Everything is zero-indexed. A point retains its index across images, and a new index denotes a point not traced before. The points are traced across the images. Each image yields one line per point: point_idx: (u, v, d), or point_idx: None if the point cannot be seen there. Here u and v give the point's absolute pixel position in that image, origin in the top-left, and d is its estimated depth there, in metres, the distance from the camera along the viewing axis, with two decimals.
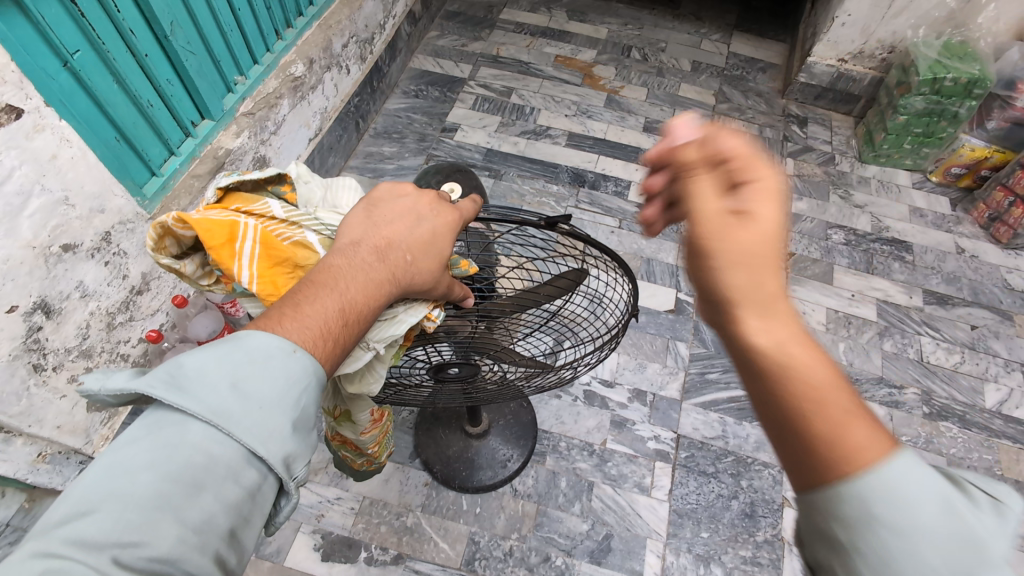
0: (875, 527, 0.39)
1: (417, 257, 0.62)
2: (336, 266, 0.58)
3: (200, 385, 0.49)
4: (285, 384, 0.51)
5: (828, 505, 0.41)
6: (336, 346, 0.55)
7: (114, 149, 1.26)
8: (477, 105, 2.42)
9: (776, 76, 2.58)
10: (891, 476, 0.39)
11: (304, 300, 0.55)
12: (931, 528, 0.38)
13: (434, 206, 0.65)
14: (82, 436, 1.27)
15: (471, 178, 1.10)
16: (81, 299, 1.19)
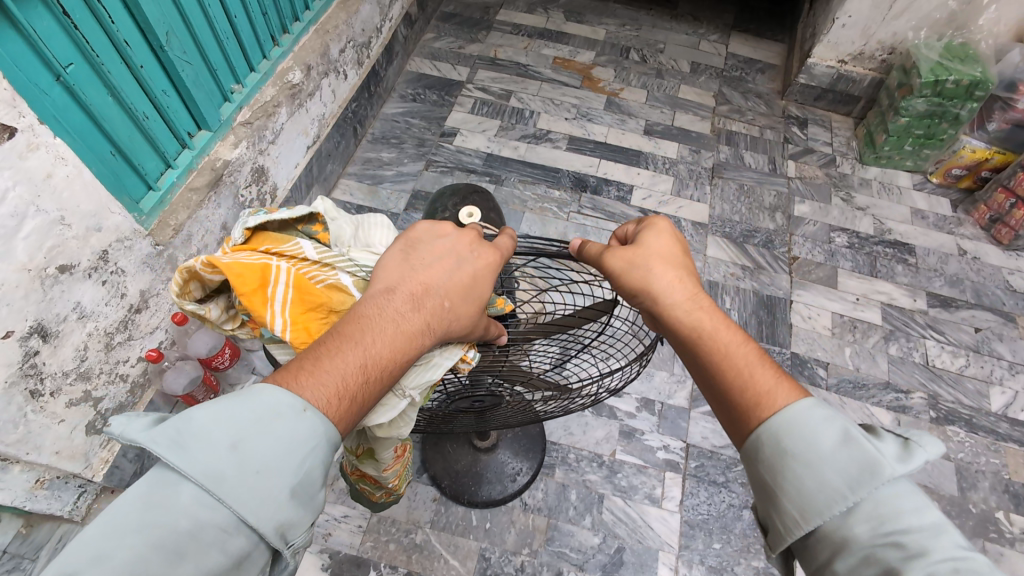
0: (791, 460, 0.57)
1: (453, 303, 0.63)
2: (367, 316, 0.58)
3: (199, 444, 0.48)
4: (287, 448, 0.50)
5: (758, 450, 0.59)
6: (355, 402, 0.55)
7: (109, 164, 1.22)
8: (476, 109, 2.39)
9: (775, 77, 2.58)
10: (793, 419, 0.58)
11: (327, 354, 0.55)
12: (831, 455, 0.55)
13: (474, 249, 0.66)
14: (81, 461, 1.23)
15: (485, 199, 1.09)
16: (79, 320, 1.15)
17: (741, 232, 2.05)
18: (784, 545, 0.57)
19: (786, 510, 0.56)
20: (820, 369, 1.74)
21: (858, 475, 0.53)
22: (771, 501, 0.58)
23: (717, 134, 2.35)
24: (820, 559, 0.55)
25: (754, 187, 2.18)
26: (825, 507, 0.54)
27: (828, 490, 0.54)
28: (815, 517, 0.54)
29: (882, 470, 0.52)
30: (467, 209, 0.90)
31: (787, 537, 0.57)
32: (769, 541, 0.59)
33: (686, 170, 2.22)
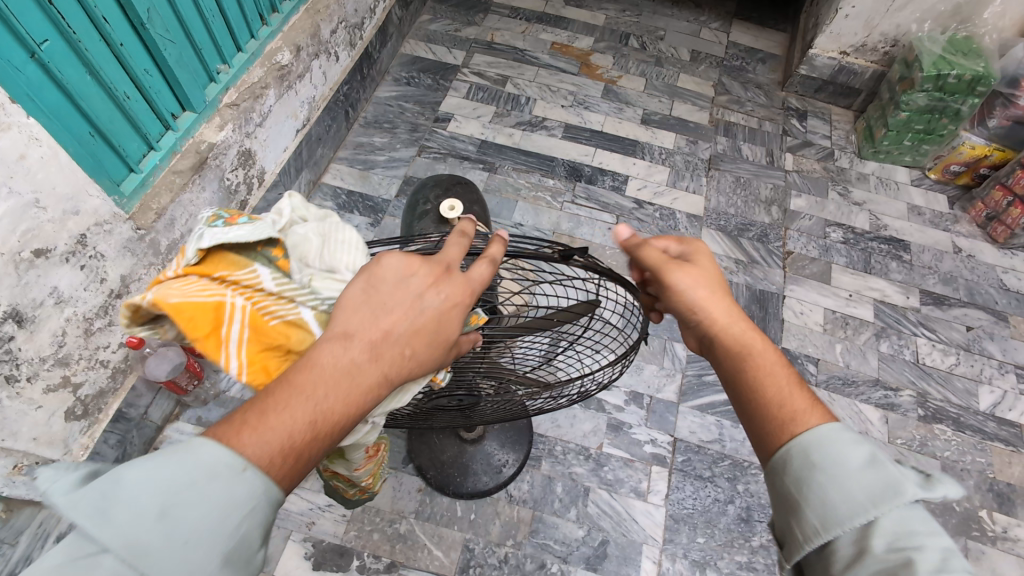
0: (818, 471, 0.56)
1: (416, 350, 0.61)
2: (319, 367, 0.56)
3: (123, 513, 0.47)
4: (222, 515, 0.49)
5: (783, 464, 0.59)
6: (299, 462, 0.54)
7: (88, 145, 1.18)
8: (471, 94, 2.34)
9: (776, 67, 2.53)
10: (823, 436, 0.58)
11: (271, 412, 0.54)
12: (858, 471, 0.54)
13: (441, 290, 0.63)
14: (61, 447, 1.22)
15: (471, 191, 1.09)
16: (56, 305, 1.13)
17: (735, 225, 2.03)
18: (799, 554, 0.56)
19: (806, 517, 0.55)
20: (810, 365, 1.73)
21: (887, 492, 0.52)
22: (792, 512, 0.57)
23: (715, 125, 2.31)
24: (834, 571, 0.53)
25: (750, 180, 2.16)
26: (847, 517, 0.53)
27: (851, 501, 0.53)
28: (836, 527, 0.53)
29: (910, 490, 0.52)
30: (449, 202, 0.93)
31: (805, 546, 0.55)
32: (784, 553, 0.58)
33: (683, 161, 2.19)
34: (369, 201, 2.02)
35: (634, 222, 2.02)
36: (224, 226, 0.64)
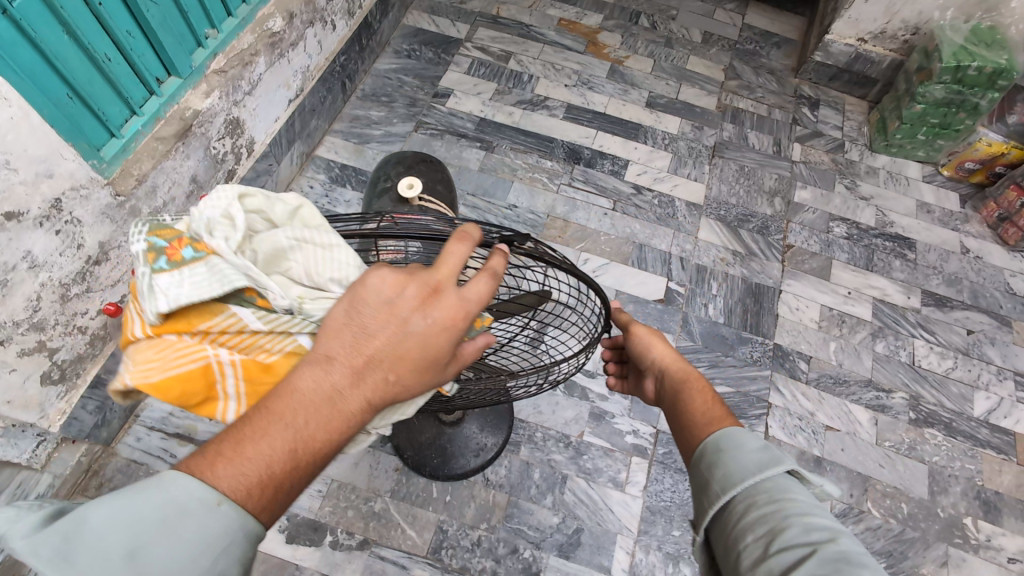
0: (720, 450, 0.67)
1: (402, 375, 0.59)
2: (298, 393, 0.55)
3: (93, 556, 0.48)
4: (191, 554, 0.50)
5: (702, 455, 0.69)
6: (279, 489, 0.54)
7: (64, 108, 1.15)
8: (473, 69, 2.28)
9: (790, 53, 2.44)
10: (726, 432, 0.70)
11: (249, 440, 0.53)
12: (753, 451, 0.65)
13: (428, 313, 0.58)
14: (36, 411, 1.23)
15: (435, 166, 1.19)
16: (30, 270, 1.11)
17: (736, 215, 1.98)
18: (706, 518, 0.64)
19: (712, 491, 0.64)
20: (802, 363, 1.69)
21: (770, 462, 0.63)
22: (702, 488, 0.66)
23: (723, 111, 2.24)
24: (729, 528, 0.62)
25: (755, 170, 2.09)
26: (741, 487, 0.63)
27: (745, 469, 0.64)
28: (733, 490, 0.63)
29: (788, 461, 0.63)
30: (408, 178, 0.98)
31: (710, 510, 0.64)
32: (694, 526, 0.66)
33: (686, 148, 2.13)
34: (362, 176, 1.98)
35: (631, 208, 1.97)
36: (174, 274, 0.56)
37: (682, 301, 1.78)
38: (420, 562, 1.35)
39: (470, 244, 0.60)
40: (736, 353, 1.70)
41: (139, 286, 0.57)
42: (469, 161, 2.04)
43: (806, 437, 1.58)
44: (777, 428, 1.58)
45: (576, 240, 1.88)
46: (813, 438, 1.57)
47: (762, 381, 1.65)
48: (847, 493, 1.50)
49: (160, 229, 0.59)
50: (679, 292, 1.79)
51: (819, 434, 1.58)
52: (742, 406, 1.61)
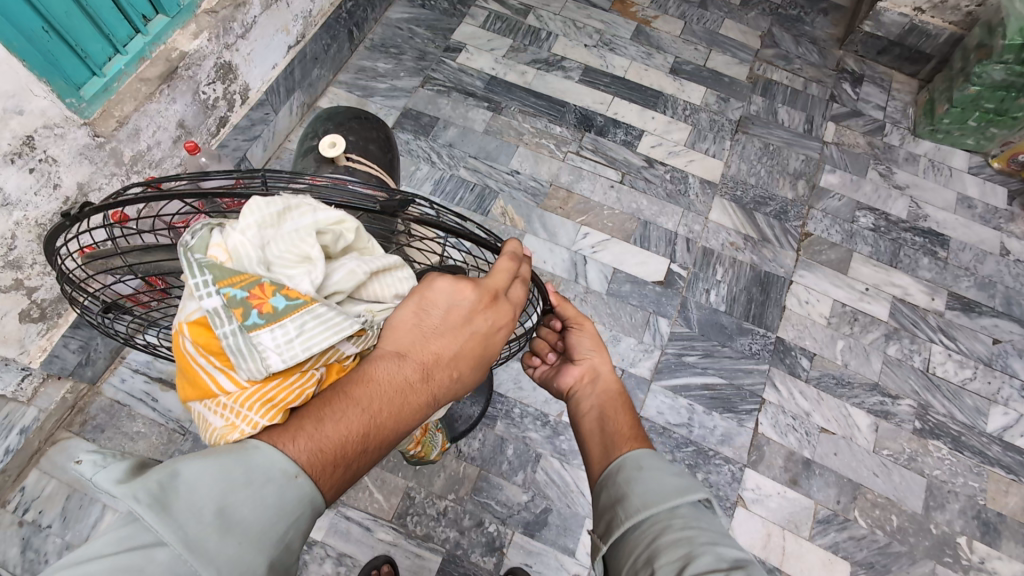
0: (641, 469, 0.69)
1: (462, 371, 0.64)
2: (375, 380, 0.58)
3: (188, 503, 0.47)
4: (273, 517, 0.50)
5: (620, 468, 0.70)
6: (348, 467, 0.55)
7: (40, 42, 1.09)
8: (488, 23, 2.15)
9: (838, 21, 2.22)
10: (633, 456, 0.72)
11: (329, 416, 0.55)
12: (673, 476, 0.67)
13: (490, 314, 0.64)
14: (15, 346, 1.26)
15: (371, 125, 1.16)
16: (2, 207, 1.10)
17: (753, 198, 1.85)
18: (618, 530, 0.64)
19: (630, 506, 0.65)
20: (804, 359, 1.60)
21: (686, 486, 0.65)
22: (621, 501, 0.66)
23: (754, 82, 2.07)
24: (640, 545, 0.61)
25: (780, 148, 1.94)
26: (657, 506, 0.63)
27: (664, 490, 0.65)
28: (650, 508, 0.63)
29: (704, 490, 0.65)
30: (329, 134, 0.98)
31: (623, 524, 0.64)
32: (603, 536, 0.65)
33: (707, 121, 1.98)
34: None
35: (640, 182, 1.86)
36: (270, 324, 0.54)
37: (682, 285, 1.69)
38: (384, 526, 1.35)
39: (520, 261, 0.68)
40: (734, 344, 1.61)
41: (229, 347, 0.54)
42: (475, 122, 1.95)
43: (797, 438, 1.50)
44: (768, 426, 1.50)
45: (578, 213, 1.79)
46: (805, 439, 1.49)
47: (758, 375, 1.57)
48: (833, 500, 1.43)
49: (229, 277, 0.55)
50: (680, 275, 1.70)
51: (812, 436, 1.50)
52: (733, 400, 1.53)
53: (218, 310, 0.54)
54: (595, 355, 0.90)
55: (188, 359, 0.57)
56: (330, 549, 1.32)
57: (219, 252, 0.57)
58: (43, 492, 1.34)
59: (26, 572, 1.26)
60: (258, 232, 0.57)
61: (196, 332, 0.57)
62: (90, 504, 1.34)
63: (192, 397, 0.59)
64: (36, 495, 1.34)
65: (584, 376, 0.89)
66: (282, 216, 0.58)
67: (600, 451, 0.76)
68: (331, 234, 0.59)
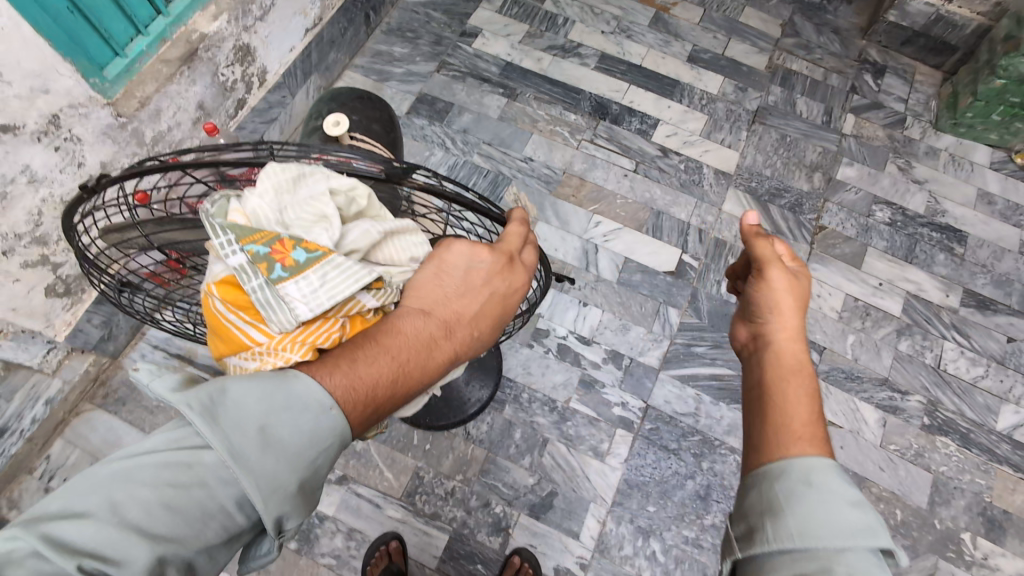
0: (810, 487, 0.64)
1: (481, 331, 0.70)
2: (403, 330, 0.64)
3: (234, 419, 0.54)
4: (308, 441, 0.56)
5: (785, 473, 0.67)
6: (375, 409, 0.61)
7: (64, 21, 1.11)
8: (505, 8, 2.14)
9: (862, 10, 2.18)
10: (810, 465, 0.67)
11: (363, 359, 0.61)
12: (843, 509, 0.62)
13: (507, 277, 0.69)
14: (42, 319, 1.29)
15: (375, 106, 1.19)
16: (30, 184, 1.13)
17: (768, 189, 1.83)
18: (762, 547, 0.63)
19: (785, 524, 0.62)
20: (813, 353, 1.59)
21: (868, 529, 0.60)
22: (772, 514, 0.64)
23: (773, 72, 2.04)
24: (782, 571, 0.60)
25: (798, 140, 1.92)
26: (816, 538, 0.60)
27: (829, 525, 0.60)
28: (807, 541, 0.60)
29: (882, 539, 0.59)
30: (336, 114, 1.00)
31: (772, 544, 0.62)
32: (742, 541, 0.65)
33: (724, 110, 1.97)
34: None
35: (654, 172, 1.85)
36: (295, 276, 0.57)
37: (694, 276, 1.69)
38: (394, 503, 1.39)
39: (528, 226, 0.73)
40: None
41: (258, 299, 0.57)
42: (490, 108, 1.95)
43: None
44: None
45: (591, 202, 1.79)
46: None
47: None
48: None
49: (251, 235, 0.57)
50: (692, 266, 1.70)
51: None
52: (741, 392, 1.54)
53: (244, 267, 0.57)
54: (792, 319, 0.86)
55: (218, 317, 0.62)
56: (341, 524, 1.36)
57: (239, 217, 0.58)
58: (68, 461, 1.39)
59: None
60: (274, 195, 0.59)
61: (225, 291, 0.60)
62: None
63: (226, 352, 0.64)
64: (60, 463, 1.39)
65: (754, 340, 0.87)
66: (297, 179, 0.61)
67: (764, 433, 0.73)
68: (343, 195, 0.62)
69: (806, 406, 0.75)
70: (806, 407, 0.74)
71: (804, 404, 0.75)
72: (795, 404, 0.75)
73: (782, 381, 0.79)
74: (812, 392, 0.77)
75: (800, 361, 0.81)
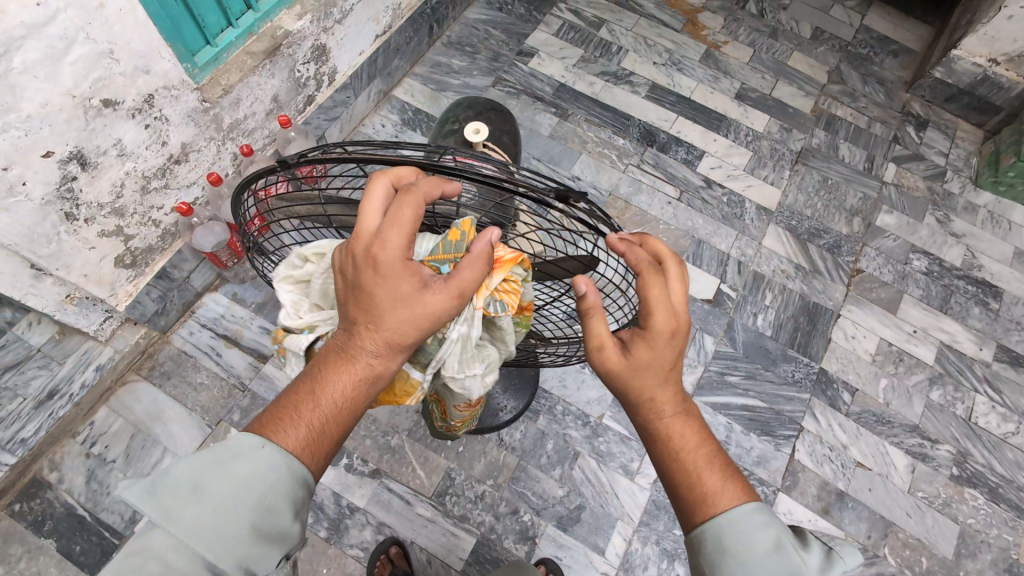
0: (731, 550, 0.68)
1: (383, 325, 0.65)
2: (316, 357, 0.68)
3: (172, 492, 0.58)
4: (246, 484, 0.60)
5: (704, 542, 0.70)
6: (312, 428, 0.66)
7: (169, 8, 1.17)
8: (562, 32, 2.21)
9: (907, 65, 2.24)
10: (732, 523, 0.69)
11: (288, 396, 0.67)
12: (768, 556, 0.66)
13: (366, 264, 0.63)
14: (108, 288, 1.33)
15: (504, 118, 1.23)
16: (118, 157, 1.18)
17: (808, 229, 1.87)
18: None
19: None
20: (845, 394, 1.61)
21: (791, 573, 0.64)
22: None
23: (817, 115, 2.10)
24: None
25: (838, 184, 1.96)
26: None
27: None
28: None
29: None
30: (476, 122, 1.02)
31: None
32: None
33: (769, 149, 2.02)
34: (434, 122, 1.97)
35: (697, 202, 1.89)
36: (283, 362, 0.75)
37: (731, 306, 1.72)
38: (424, 501, 1.41)
39: (377, 184, 0.62)
40: (777, 370, 1.64)
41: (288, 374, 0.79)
42: (541, 126, 2.01)
43: (833, 469, 1.51)
44: (804, 453, 1.52)
45: (635, 224, 1.83)
46: (840, 471, 1.51)
47: (798, 403, 1.59)
48: (864, 534, 1.44)
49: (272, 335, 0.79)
50: (729, 296, 1.73)
51: (848, 468, 1.51)
52: (771, 424, 1.55)
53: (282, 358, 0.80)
54: (649, 372, 0.74)
55: None
56: (371, 517, 1.38)
57: None
58: (111, 429, 1.42)
59: (91, 500, 1.35)
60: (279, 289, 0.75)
61: None
62: (153, 446, 1.41)
63: None
64: (103, 430, 1.42)
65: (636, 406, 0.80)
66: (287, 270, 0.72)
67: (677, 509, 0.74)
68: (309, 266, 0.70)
69: (699, 471, 0.74)
70: (701, 472, 0.74)
71: (700, 471, 0.74)
72: (695, 470, 0.74)
73: (672, 457, 0.75)
74: (692, 449, 0.76)
75: (674, 419, 0.77)
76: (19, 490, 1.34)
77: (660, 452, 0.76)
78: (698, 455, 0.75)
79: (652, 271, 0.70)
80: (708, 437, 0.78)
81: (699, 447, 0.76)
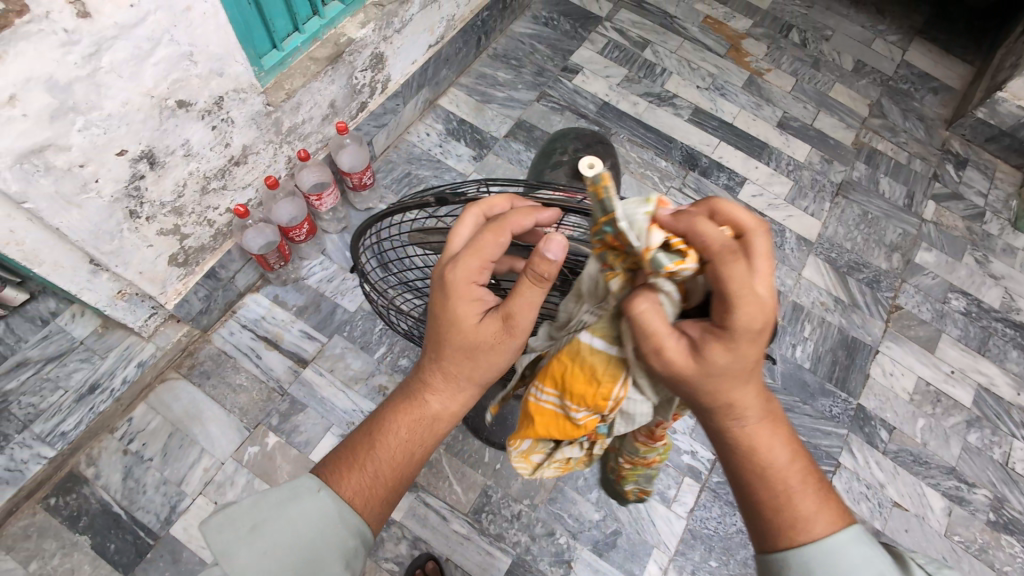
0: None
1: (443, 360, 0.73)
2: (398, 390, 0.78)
3: (234, 526, 0.67)
4: (293, 524, 0.67)
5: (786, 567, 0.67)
6: (368, 461, 0.73)
7: (241, 10, 1.18)
8: (607, 51, 2.22)
9: (947, 102, 2.25)
10: (821, 553, 0.66)
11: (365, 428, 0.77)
12: None
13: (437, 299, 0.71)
14: (159, 286, 1.32)
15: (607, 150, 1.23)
16: (184, 157, 1.18)
17: (847, 262, 1.87)
18: None
19: None
20: (883, 431, 1.60)
21: None
22: None
23: (858, 149, 2.10)
24: None
25: (878, 219, 1.96)
26: None
27: None
28: None
29: None
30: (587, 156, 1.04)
31: None
32: None
33: (809, 179, 2.02)
34: (478, 134, 1.97)
35: None
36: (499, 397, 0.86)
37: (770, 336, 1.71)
38: (460, 518, 1.40)
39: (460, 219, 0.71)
40: (814, 404, 1.63)
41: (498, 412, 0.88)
42: None
43: (869, 507, 1.51)
44: (841, 490, 1.52)
45: None
46: (877, 510, 1.50)
47: (836, 438, 1.58)
48: None
49: None
50: None
51: (884, 508, 1.51)
52: None
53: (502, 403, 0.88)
54: (730, 376, 0.64)
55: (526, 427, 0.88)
56: (407, 531, 1.37)
57: None
58: (148, 426, 1.41)
59: (126, 498, 1.34)
60: None
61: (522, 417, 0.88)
62: (190, 445, 1.41)
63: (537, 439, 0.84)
64: (141, 428, 1.41)
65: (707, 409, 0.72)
66: None
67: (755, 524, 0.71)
68: None
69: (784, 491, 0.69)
70: (785, 492, 0.69)
71: (784, 492, 0.69)
72: (778, 490, 0.69)
73: (753, 472, 0.70)
74: (774, 464, 0.69)
75: (755, 428, 0.69)
76: (55, 483, 1.33)
77: (739, 462, 0.70)
78: (779, 470, 0.70)
79: (728, 253, 0.58)
80: (795, 448, 0.72)
81: (782, 462, 0.70)
